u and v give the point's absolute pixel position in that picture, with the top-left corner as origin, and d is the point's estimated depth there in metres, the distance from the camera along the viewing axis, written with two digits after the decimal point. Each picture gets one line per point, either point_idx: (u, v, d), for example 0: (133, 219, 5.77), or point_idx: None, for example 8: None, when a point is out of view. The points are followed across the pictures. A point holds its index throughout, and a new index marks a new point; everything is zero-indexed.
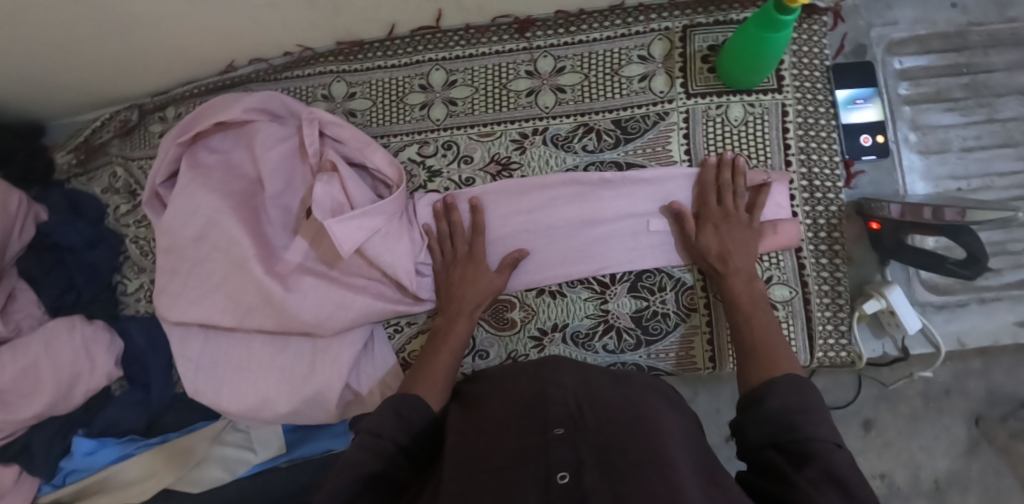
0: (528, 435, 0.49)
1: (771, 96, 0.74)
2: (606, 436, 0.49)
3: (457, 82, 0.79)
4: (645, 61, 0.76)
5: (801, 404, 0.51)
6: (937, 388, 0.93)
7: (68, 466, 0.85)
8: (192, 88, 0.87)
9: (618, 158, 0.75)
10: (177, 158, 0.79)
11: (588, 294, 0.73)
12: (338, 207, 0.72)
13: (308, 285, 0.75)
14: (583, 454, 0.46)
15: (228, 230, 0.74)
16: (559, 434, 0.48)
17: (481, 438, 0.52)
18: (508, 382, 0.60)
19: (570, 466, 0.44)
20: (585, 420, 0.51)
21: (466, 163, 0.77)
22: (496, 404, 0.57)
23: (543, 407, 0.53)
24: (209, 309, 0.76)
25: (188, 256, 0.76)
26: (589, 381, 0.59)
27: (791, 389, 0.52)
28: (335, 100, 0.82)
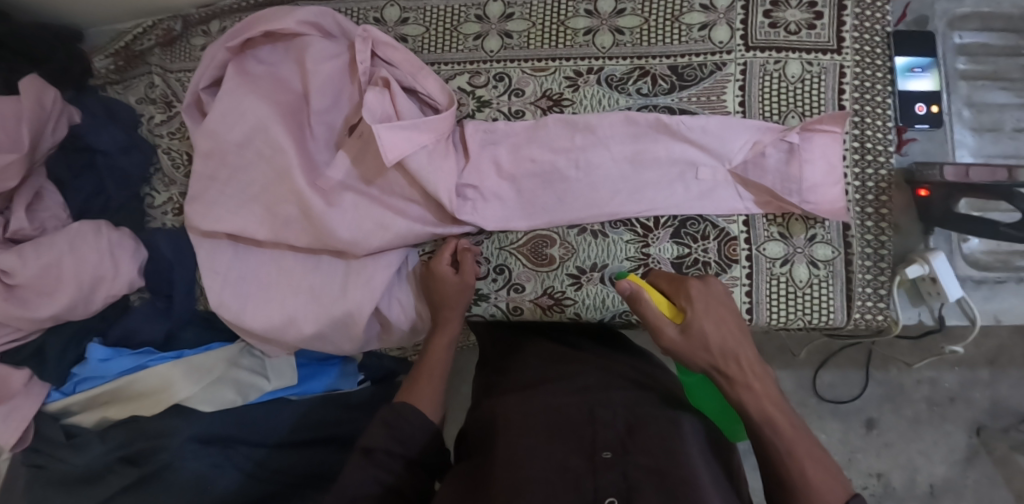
0: (575, 455, 0.51)
1: (831, 56, 0.73)
2: (656, 457, 0.50)
3: (514, 15, 0.78)
4: (707, 10, 0.75)
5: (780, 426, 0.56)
6: (943, 395, 1.10)
7: (79, 374, 0.83)
8: (240, 1, 0.85)
9: (671, 104, 0.74)
10: (225, 64, 0.78)
11: (630, 236, 0.73)
12: (383, 119, 0.71)
13: (347, 202, 0.73)
14: (633, 482, 0.47)
15: (272, 139, 0.73)
16: (607, 458, 0.50)
17: (528, 444, 0.53)
18: (553, 391, 0.62)
19: (617, 494, 0.46)
20: (634, 443, 0.52)
21: (518, 96, 0.76)
22: (542, 411, 0.58)
23: (592, 426, 0.55)
24: (244, 220, 0.75)
25: (228, 160, 0.75)
26: (637, 400, 0.60)
27: (834, 480, 0.52)
28: (387, 24, 0.81)
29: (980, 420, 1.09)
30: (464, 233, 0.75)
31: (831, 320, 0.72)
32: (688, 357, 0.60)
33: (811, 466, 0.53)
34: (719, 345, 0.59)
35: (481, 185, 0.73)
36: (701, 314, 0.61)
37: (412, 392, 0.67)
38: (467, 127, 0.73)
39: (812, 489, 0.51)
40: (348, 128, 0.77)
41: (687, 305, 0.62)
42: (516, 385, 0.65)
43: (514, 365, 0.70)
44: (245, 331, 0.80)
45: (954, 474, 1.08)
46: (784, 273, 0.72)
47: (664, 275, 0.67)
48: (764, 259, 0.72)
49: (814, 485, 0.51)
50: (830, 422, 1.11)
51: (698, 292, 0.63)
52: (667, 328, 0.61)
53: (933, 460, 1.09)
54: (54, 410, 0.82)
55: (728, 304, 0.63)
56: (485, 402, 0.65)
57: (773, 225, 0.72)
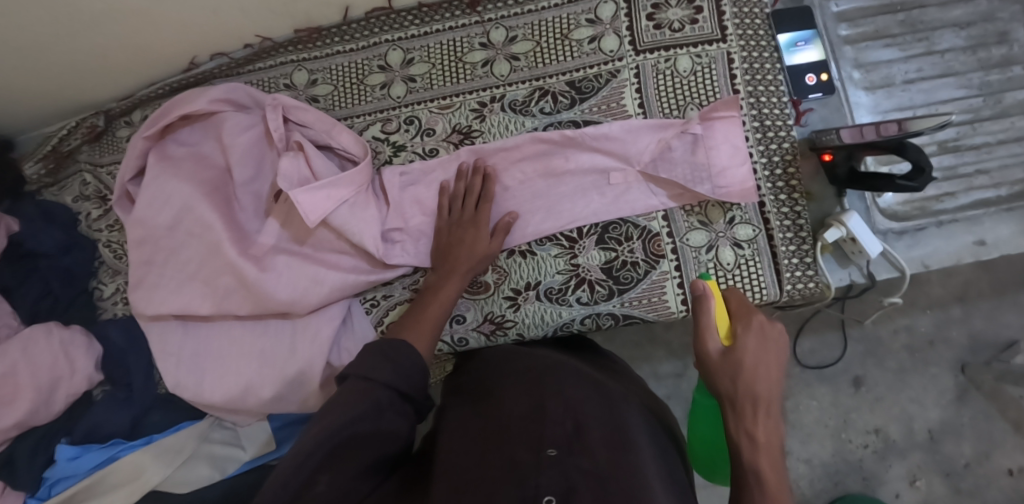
0: (519, 450, 0.49)
1: (716, 46, 0.76)
2: (600, 462, 0.48)
3: (415, 59, 0.81)
4: (594, 24, 0.78)
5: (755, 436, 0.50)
6: (922, 340, 1.09)
7: (52, 476, 0.84)
8: (156, 89, 0.88)
9: (575, 117, 0.77)
10: (146, 153, 0.80)
11: (557, 251, 0.75)
12: (303, 183, 0.73)
13: (281, 263, 0.75)
14: (574, 482, 0.45)
15: (201, 217, 0.76)
16: (551, 455, 0.47)
17: (477, 447, 0.52)
18: (507, 388, 0.60)
19: (558, 490, 0.44)
20: (580, 444, 0.50)
21: (429, 135, 0.79)
22: (494, 411, 0.56)
23: (540, 420, 0.52)
24: (186, 298, 0.76)
25: (162, 244, 0.77)
26: (594, 397, 0.58)
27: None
28: (298, 88, 0.84)
29: (962, 357, 1.08)
30: (401, 275, 0.77)
31: (764, 296, 0.73)
32: (715, 378, 0.55)
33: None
34: (750, 382, 0.53)
35: (407, 226, 0.75)
36: (751, 347, 0.55)
37: (415, 328, 0.66)
38: (385, 173, 0.76)
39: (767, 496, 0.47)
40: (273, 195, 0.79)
41: (742, 332, 0.57)
42: (473, 391, 0.63)
43: (475, 366, 0.70)
44: (208, 408, 0.81)
45: (948, 416, 1.07)
46: (711, 260, 0.73)
47: (736, 300, 0.63)
48: (690, 249, 0.74)
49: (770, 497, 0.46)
50: (818, 387, 1.10)
51: (757, 327, 0.57)
52: (709, 341, 0.57)
53: (926, 405, 1.07)
54: None
55: (784, 352, 0.56)
56: (442, 411, 0.64)
57: (692, 215, 0.74)
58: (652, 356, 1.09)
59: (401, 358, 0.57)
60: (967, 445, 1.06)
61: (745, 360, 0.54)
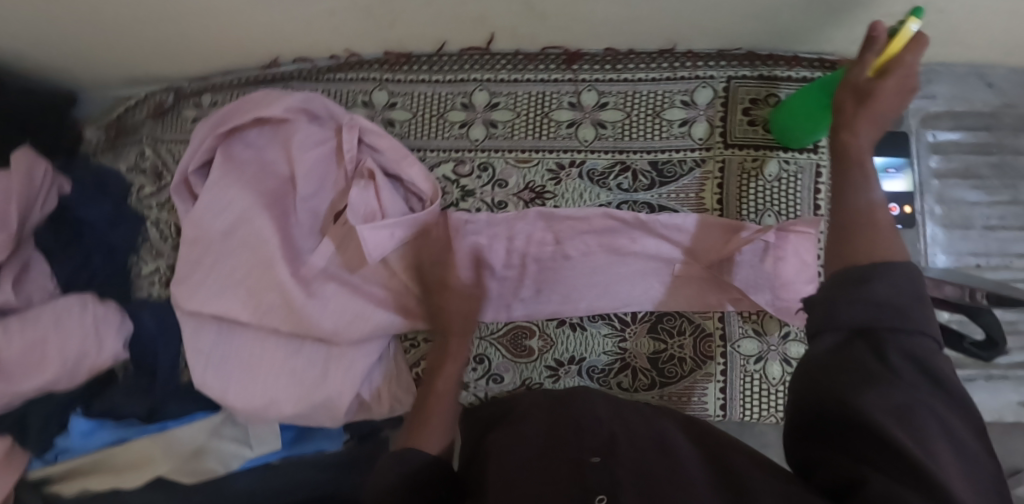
0: (561, 460, 0.46)
1: (807, 155, 0.75)
2: (641, 458, 0.46)
3: (500, 104, 0.79)
4: (687, 106, 0.77)
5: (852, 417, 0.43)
6: None
7: (62, 444, 0.85)
8: (232, 78, 0.87)
9: (651, 200, 0.75)
10: (213, 149, 0.78)
11: (608, 330, 0.74)
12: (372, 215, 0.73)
13: (331, 293, 0.75)
14: (619, 478, 0.43)
15: (260, 229, 0.75)
16: (594, 462, 0.45)
17: (514, 460, 0.49)
18: (536, 408, 0.57)
19: (606, 489, 0.42)
20: (620, 447, 0.47)
21: (501, 186, 0.77)
22: (527, 425, 0.54)
23: (576, 435, 0.50)
24: (228, 304, 0.75)
25: (212, 248, 0.76)
26: (619, 411, 0.55)
27: (899, 280, 0.43)
28: (375, 108, 0.82)
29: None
30: (446, 323, 0.76)
31: None
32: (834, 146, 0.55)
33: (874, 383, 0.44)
34: (873, 103, 0.52)
35: (461, 275, 0.74)
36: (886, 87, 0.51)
37: (418, 433, 0.64)
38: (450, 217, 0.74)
39: (875, 243, 0.47)
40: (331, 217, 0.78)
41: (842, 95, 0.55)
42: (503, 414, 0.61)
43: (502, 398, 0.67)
44: None
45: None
46: (758, 371, 0.73)
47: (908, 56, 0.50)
48: (739, 356, 0.73)
49: (872, 252, 0.46)
50: None
51: (902, 66, 0.50)
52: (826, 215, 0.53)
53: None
54: (35, 478, 0.85)
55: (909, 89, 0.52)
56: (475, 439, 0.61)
57: (748, 322, 0.73)
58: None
59: (412, 458, 0.57)
60: None
61: (873, 101, 0.52)
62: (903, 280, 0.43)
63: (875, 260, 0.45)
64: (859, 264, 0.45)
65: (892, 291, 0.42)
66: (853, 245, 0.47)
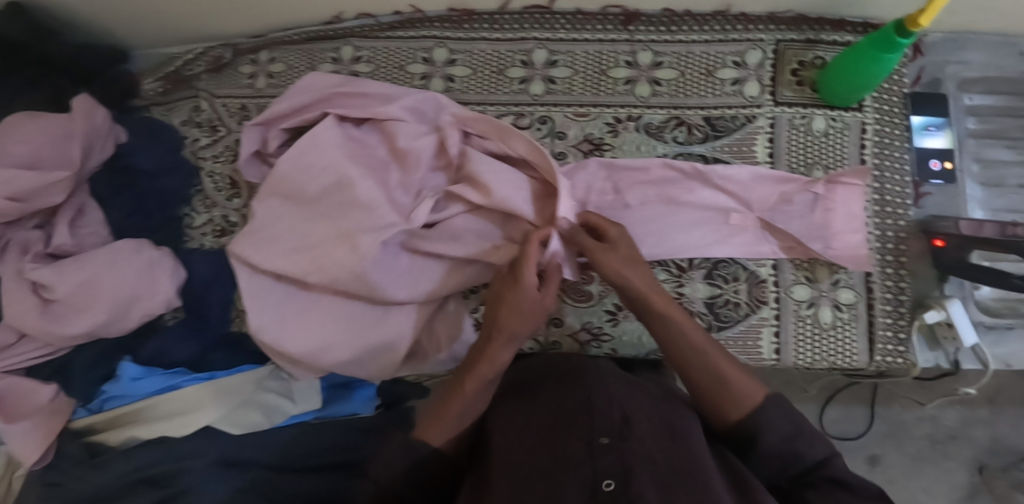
0: (573, 441, 0.51)
1: (852, 113, 0.79)
2: (651, 448, 0.50)
3: (558, 62, 0.82)
4: (739, 66, 0.80)
5: (794, 428, 0.52)
6: (943, 432, 1.09)
7: (109, 391, 0.84)
8: (291, 34, 0.88)
9: (705, 153, 0.79)
10: (302, 108, 0.79)
11: (665, 276, 0.76)
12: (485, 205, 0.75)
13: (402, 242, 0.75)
14: (629, 461, 0.47)
15: (335, 180, 0.75)
16: (604, 444, 0.50)
17: (525, 445, 0.54)
18: (551, 390, 0.61)
19: (616, 474, 0.46)
20: (630, 431, 0.52)
21: (560, 138, 0.80)
22: (540, 410, 0.58)
23: (588, 414, 0.54)
24: (292, 262, 0.75)
25: (289, 196, 0.77)
26: (634, 394, 0.59)
27: (777, 412, 0.53)
28: (435, 64, 0.85)
29: (974, 451, 1.08)
30: None
31: (854, 361, 0.75)
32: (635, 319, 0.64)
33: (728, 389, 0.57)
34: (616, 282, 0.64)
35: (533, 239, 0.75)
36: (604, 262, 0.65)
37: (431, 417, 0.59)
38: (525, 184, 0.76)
39: (734, 398, 0.56)
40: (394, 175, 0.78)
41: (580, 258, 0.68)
42: (522, 393, 0.64)
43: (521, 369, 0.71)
44: (279, 358, 0.81)
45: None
46: (810, 316, 0.75)
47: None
48: (792, 301, 0.76)
49: (741, 396, 0.56)
50: None
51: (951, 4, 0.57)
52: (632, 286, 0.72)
53: (933, 497, 1.07)
54: (78, 427, 0.84)
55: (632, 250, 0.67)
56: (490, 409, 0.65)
57: (800, 269, 0.76)
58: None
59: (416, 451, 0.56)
60: None
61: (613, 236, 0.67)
62: (787, 417, 0.53)
63: (734, 407, 0.56)
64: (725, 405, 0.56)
65: (781, 425, 0.53)
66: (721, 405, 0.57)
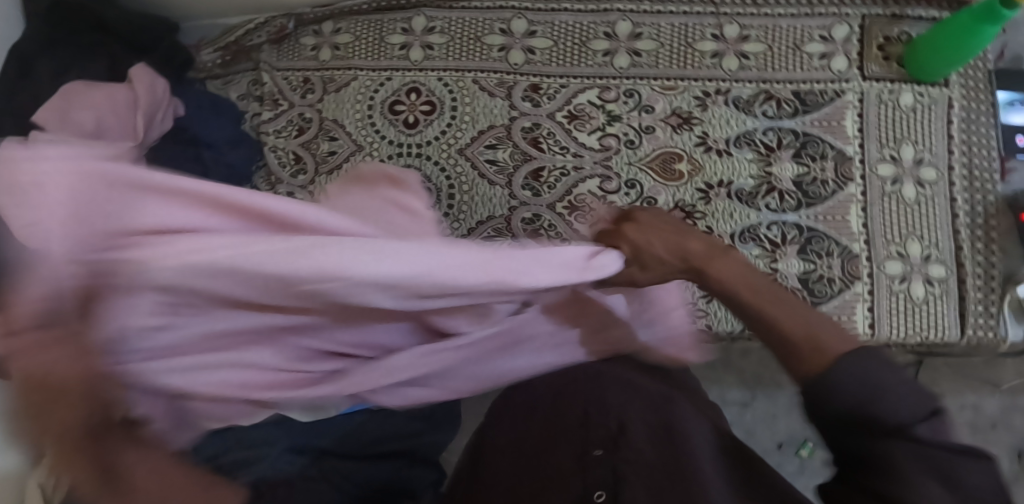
0: (566, 455, 0.51)
1: (940, 89, 0.78)
2: (647, 451, 0.49)
3: (643, 35, 0.80)
4: (826, 41, 0.80)
5: (881, 384, 0.34)
6: (986, 420, 1.00)
7: None
8: (361, 4, 0.85)
9: (795, 127, 0.77)
10: None
11: (758, 252, 0.75)
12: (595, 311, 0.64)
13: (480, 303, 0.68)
14: (621, 471, 0.46)
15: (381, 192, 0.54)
16: (597, 456, 0.49)
17: (520, 459, 0.54)
18: (549, 397, 0.59)
19: (605, 485, 0.46)
20: (626, 439, 0.50)
21: (648, 112, 0.78)
22: (537, 420, 0.57)
23: (584, 427, 0.53)
24: None
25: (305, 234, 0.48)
26: (634, 391, 0.57)
27: (852, 374, 0.35)
28: (514, 35, 0.82)
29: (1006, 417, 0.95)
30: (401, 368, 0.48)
31: (946, 336, 0.75)
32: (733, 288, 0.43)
33: (788, 316, 0.41)
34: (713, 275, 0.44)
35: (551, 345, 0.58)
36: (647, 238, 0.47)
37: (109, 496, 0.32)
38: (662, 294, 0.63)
39: (817, 343, 0.38)
40: (482, 176, 0.79)
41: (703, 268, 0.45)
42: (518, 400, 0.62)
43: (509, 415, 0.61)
44: None
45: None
46: (903, 291, 0.75)
47: None
48: (884, 276, 0.75)
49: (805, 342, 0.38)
50: None
51: None
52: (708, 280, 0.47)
53: None
54: None
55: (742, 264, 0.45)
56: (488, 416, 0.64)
57: (893, 244, 0.76)
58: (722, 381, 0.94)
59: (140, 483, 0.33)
60: None
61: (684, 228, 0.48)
62: (863, 370, 0.35)
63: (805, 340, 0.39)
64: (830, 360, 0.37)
65: (854, 385, 0.34)
66: (792, 350, 0.39)
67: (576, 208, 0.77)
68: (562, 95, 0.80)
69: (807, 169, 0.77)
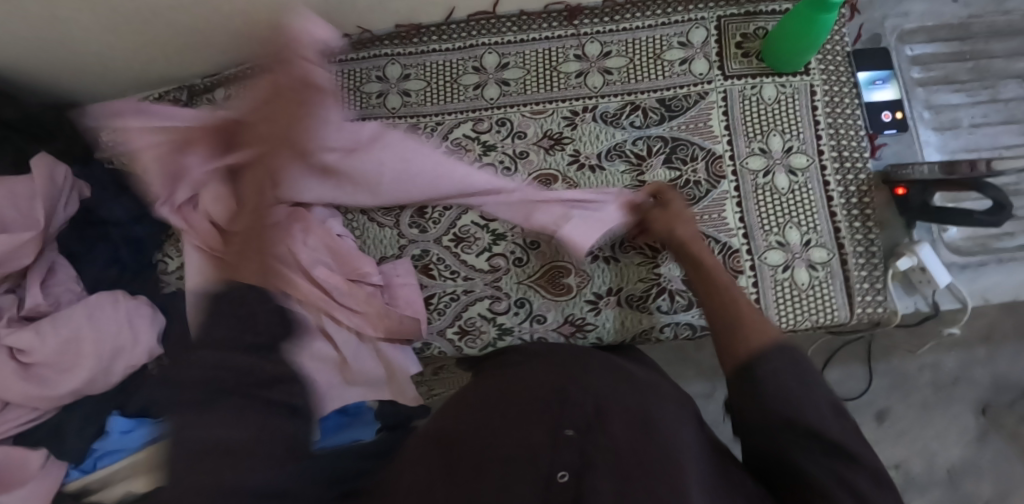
0: (538, 429, 0.46)
1: (800, 78, 0.80)
2: (622, 436, 0.45)
3: (509, 64, 0.83)
4: (685, 47, 0.82)
5: (812, 398, 0.46)
6: (946, 377, 0.99)
7: (102, 448, 0.81)
8: (245, 70, 0.89)
9: (664, 134, 0.80)
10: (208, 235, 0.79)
11: (640, 260, 0.77)
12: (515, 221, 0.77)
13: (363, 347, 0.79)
14: (590, 457, 0.42)
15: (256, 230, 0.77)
16: (570, 435, 0.44)
17: (494, 419, 0.48)
18: (526, 372, 0.55)
19: (572, 465, 0.42)
20: (602, 422, 0.46)
21: (520, 138, 0.81)
22: (514, 388, 0.52)
23: (561, 404, 0.48)
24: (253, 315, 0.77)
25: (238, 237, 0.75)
26: (621, 379, 0.53)
27: (788, 364, 0.47)
28: (389, 81, 0.85)
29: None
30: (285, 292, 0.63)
31: (836, 317, 0.75)
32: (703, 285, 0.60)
33: (749, 321, 0.52)
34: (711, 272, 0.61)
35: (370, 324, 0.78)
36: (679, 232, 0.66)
37: None
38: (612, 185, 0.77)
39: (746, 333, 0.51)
40: (372, 219, 0.83)
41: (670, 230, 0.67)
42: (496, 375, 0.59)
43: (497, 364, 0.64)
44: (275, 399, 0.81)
45: (969, 455, 0.96)
46: (787, 278, 0.76)
47: None
48: (767, 267, 0.76)
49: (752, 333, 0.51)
50: None
51: None
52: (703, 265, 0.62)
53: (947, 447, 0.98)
54: (74, 490, 0.80)
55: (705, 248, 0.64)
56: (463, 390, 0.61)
57: (772, 235, 0.77)
58: (681, 375, 0.96)
59: None
60: (986, 486, 0.95)
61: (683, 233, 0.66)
62: (793, 365, 0.47)
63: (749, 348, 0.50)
64: (745, 358, 0.49)
65: (792, 382, 0.46)
66: (736, 342, 0.51)
67: (461, 239, 0.80)
68: (440, 132, 0.83)
69: (679, 173, 0.79)
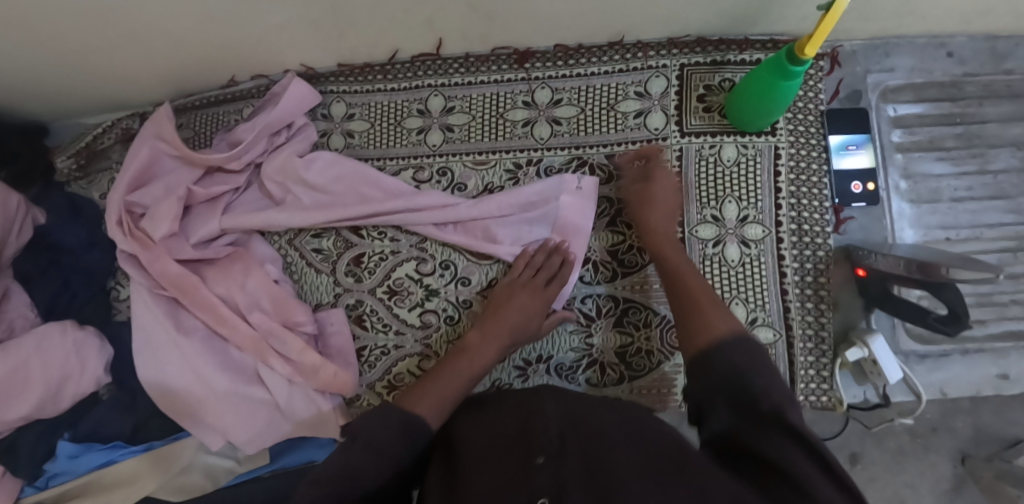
0: (509, 460, 0.44)
1: (764, 138, 0.74)
2: (600, 460, 0.42)
3: (455, 108, 0.79)
4: (641, 97, 0.76)
5: (752, 359, 0.47)
6: None
7: (52, 469, 0.83)
8: (194, 100, 0.87)
9: (610, 194, 0.75)
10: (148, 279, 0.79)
11: (573, 327, 0.74)
12: (475, 242, 0.74)
13: (297, 391, 0.78)
14: (565, 478, 0.40)
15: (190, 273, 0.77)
16: (541, 461, 0.42)
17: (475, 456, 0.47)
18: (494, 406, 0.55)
19: (550, 493, 0.39)
20: (572, 446, 0.44)
21: (459, 190, 0.78)
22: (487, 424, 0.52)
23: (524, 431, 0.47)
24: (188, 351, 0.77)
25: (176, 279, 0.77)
26: (588, 406, 0.52)
27: (739, 350, 0.48)
28: (334, 120, 0.83)
29: (962, 447, 0.74)
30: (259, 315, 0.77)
31: None
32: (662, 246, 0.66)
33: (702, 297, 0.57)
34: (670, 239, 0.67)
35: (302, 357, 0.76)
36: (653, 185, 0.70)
37: None
38: (570, 174, 0.75)
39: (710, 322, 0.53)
40: (309, 263, 0.82)
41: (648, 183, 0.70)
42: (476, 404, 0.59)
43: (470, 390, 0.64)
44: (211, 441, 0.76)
45: None
46: None
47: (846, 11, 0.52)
48: None
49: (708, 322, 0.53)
50: None
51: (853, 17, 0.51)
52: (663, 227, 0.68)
53: None
54: None
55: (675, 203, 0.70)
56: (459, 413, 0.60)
57: None
58: None
59: None
60: None
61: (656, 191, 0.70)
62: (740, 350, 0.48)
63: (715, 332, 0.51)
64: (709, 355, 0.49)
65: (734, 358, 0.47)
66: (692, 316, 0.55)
67: (394, 292, 0.79)
68: None
69: (622, 238, 0.74)
